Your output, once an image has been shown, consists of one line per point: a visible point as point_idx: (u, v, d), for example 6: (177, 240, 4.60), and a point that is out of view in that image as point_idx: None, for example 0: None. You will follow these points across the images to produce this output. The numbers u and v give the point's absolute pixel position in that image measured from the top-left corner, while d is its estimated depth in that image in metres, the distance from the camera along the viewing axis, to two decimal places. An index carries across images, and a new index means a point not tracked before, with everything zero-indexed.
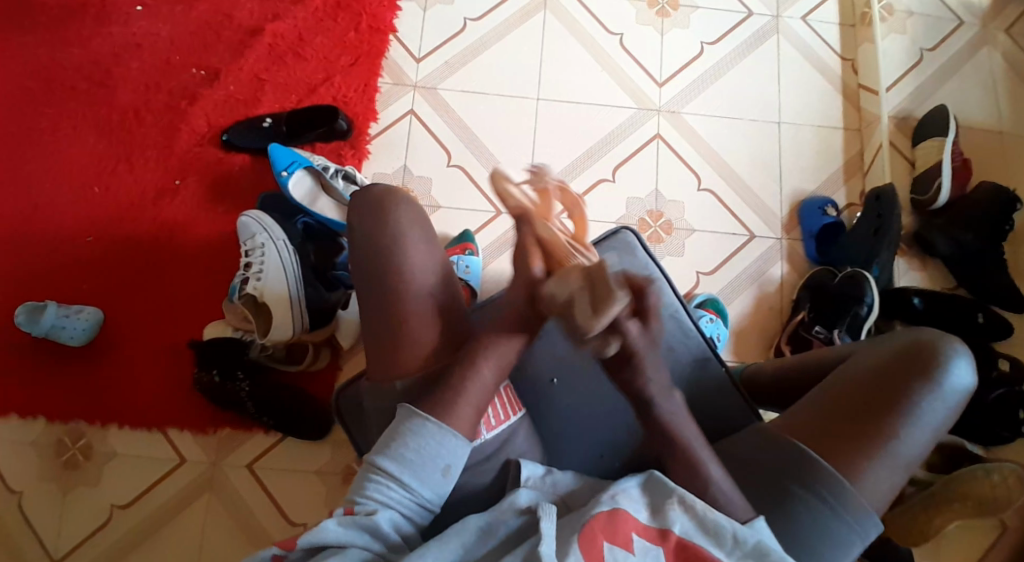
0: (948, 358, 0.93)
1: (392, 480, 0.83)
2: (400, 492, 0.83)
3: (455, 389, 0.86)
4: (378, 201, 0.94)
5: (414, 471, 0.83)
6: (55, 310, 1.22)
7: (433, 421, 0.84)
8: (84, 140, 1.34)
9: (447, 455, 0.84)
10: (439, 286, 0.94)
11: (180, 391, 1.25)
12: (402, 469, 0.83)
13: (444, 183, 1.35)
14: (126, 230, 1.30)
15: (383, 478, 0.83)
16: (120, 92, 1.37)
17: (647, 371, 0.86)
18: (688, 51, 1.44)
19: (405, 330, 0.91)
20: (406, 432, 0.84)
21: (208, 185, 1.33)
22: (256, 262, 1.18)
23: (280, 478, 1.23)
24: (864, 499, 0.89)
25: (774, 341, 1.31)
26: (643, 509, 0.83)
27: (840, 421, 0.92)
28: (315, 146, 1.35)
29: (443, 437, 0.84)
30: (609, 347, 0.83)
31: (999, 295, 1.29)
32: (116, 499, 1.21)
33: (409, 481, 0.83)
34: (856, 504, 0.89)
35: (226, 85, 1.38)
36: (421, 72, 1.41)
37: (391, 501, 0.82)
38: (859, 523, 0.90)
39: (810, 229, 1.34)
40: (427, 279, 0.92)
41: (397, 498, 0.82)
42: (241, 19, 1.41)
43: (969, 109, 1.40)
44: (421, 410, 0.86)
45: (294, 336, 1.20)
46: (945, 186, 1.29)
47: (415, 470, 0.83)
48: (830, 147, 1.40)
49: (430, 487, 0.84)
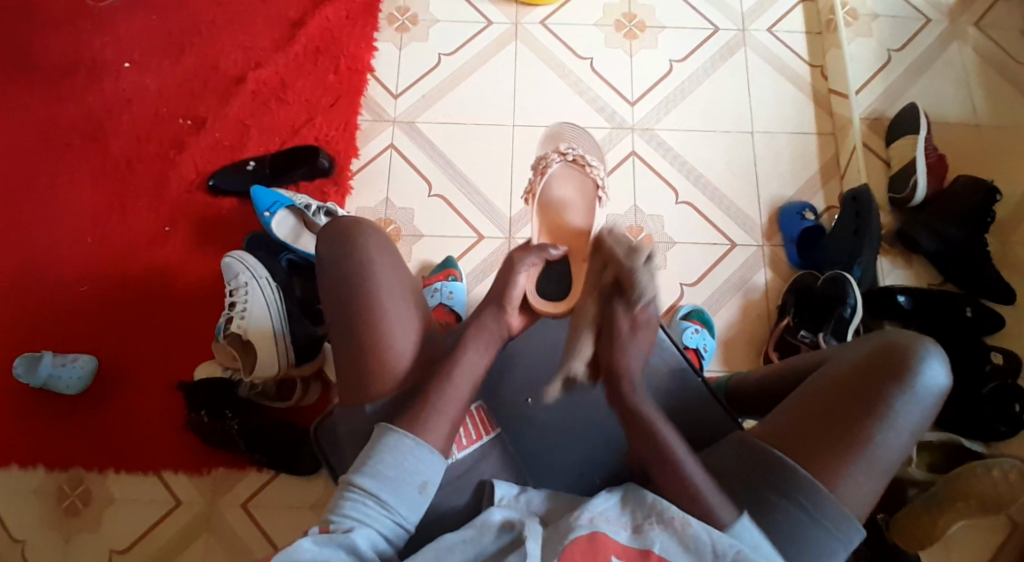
0: (922, 357, 0.91)
1: (369, 498, 0.84)
2: (378, 511, 0.84)
3: (433, 405, 0.89)
4: (347, 226, 0.96)
5: (392, 488, 0.85)
6: (51, 359, 1.25)
7: (409, 436, 0.87)
8: (77, 193, 1.39)
9: (425, 471, 0.86)
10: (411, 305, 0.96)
11: (176, 433, 1.27)
12: (380, 486, 0.84)
13: (426, 212, 1.37)
14: (119, 278, 1.34)
15: (360, 496, 0.84)
16: (112, 145, 1.42)
17: (627, 356, 0.93)
18: (658, 69, 1.46)
19: (384, 345, 0.92)
20: (384, 449, 0.86)
21: (196, 230, 1.36)
22: (240, 301, 1.21)
23: (275, 515, 1.24)
24: (843, 506, 0.87)
25: (763, 347, 1.30)
26: (622, 530, 0.82)
27: (818, 428, 0.90)
28: (299, 185, 1.38)
29: (421, 452, 0.86)
30: (636, 300, 0.92)
31: (986, 289, 1.28)
32: (116, 543, 1.22)
33: (387, 498, 0.84)
34: (837, 512, 0.87)
35: (212, 131, 1.42)
36: (399, 106, 1.45)
37: (368, 519, 0.83)
38: (841, 530, 0.88)
39: (791, 234, 1.35)
40: (394, 303, 0.94)
41: (375, 516, 0.84)
42: (224, 68, 1.46)
43: (941, 105, 1.42)
44: (397, 427, 0.88)
45: (280, 371, 1.22)
46: (921, 182, 1.30)
47: (392, 486, 0.85)
48: (805, 153, 1.41)
49: (406, 506, 0.85)
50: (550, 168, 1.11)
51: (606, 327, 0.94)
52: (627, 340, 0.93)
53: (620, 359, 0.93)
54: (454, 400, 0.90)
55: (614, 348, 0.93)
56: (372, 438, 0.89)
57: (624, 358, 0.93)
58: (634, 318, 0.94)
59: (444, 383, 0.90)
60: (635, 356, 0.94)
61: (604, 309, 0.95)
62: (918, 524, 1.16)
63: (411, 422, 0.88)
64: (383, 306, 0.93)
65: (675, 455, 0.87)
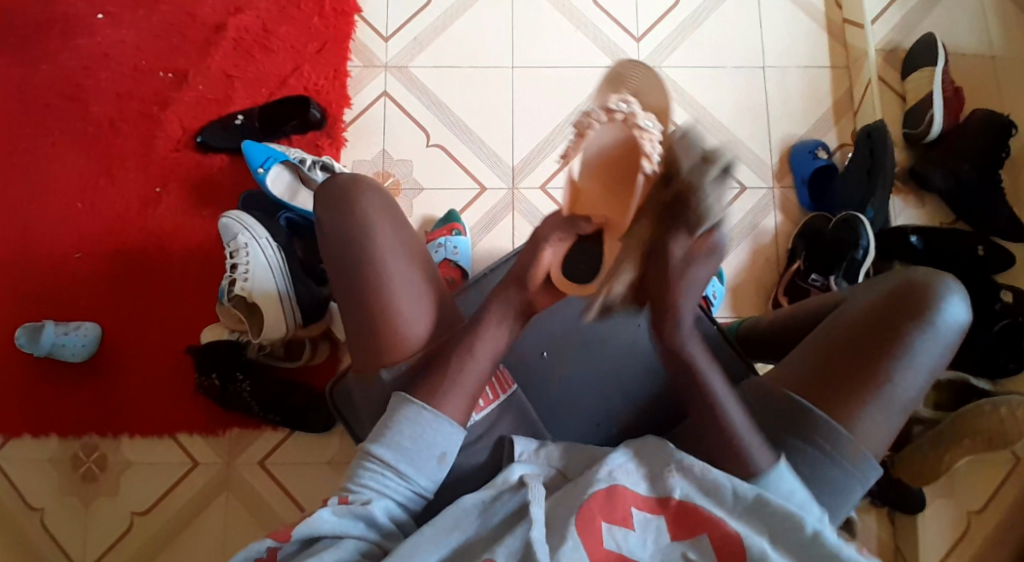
0: (940, 294, 0.87)
1: (387, 468, 0.82)
2: (396, 481, 0.82)
3: (449, 364, 0.85)
4: (345, 188, 0.92)
5: (410, 459, 0.82)
6: (53, 327, 1.23)
7: (428, 409, 0.83)
8: (63, 155, 1.33)
9: (443, 442, 0.83)
10: (418, 267, 0.93)
11: (186, 397, 1.26)
12: (398, 457, 0.82)
13: (425, 163, 1.33)
14: (114, 243, 1.30)
15: (379, 467, 0.82)
16: (93, 102, 1.35)
17: (679, 291, 0.76)
18: (665, 1, 1.39)
19: (391, 311, 0.89)
20: (402, 419, 0.83)
21: (190, 190, 1.32)
22: (242, 263, 1.18)
23: (293, 471, 1.25)
24: (862, 446, 0.85)
25: (772, 291, 1.28)
26: (640, 481, 0.81)
27: (831, 369, 0.87)
28: (291, 139, 1.33)
29: (440, 425, 0.83)
30: (701, 226, 0.73)
31: (1000, 227, 1.25)
32: (137, 504, 1.23)
33: (404, 468, 0.82)
34: (855, 449, 0.84)
35: (196, 85, 1.36)
36: (391, 51, 1.38)
37: (386, 489, 0.81)
38: (859, 469, 0.85)
39: (802, 174, 1.31)
40: (397, 267, 0.90)
41: (393, 486, 0.81)
42: (202, 16, 1.39)
43: (959, 34, 1.36)
44: (414, 397, 0.84)
45: (288, 332, 1.21)
46: (938, 116, 1.26)
47: (410, 458, 0.82)
48: (817, 89, 1.36)
49: (426, 476, 0.83)
50: (589, 131, 0.78)
51: (654, 253, 0.75)
52: (687, 271, 0.75)
53: (671, 298, 0.76)
54: (477, 368, 0.86)
55: (666, 279, 0.75)
56: (388, 406, 0.86)
57: (677, 295, 0.76)
58: (698, 243, 0.74)
59: (457, 346, 0.87)
60: (689, 292, 0.77)
61: (658, 231, 0.74)
62: (920, 461, 1.18)
63: (428, 394, 0.84)
64: (388, 271, 0.89)
65: (710, 383, 0.82)
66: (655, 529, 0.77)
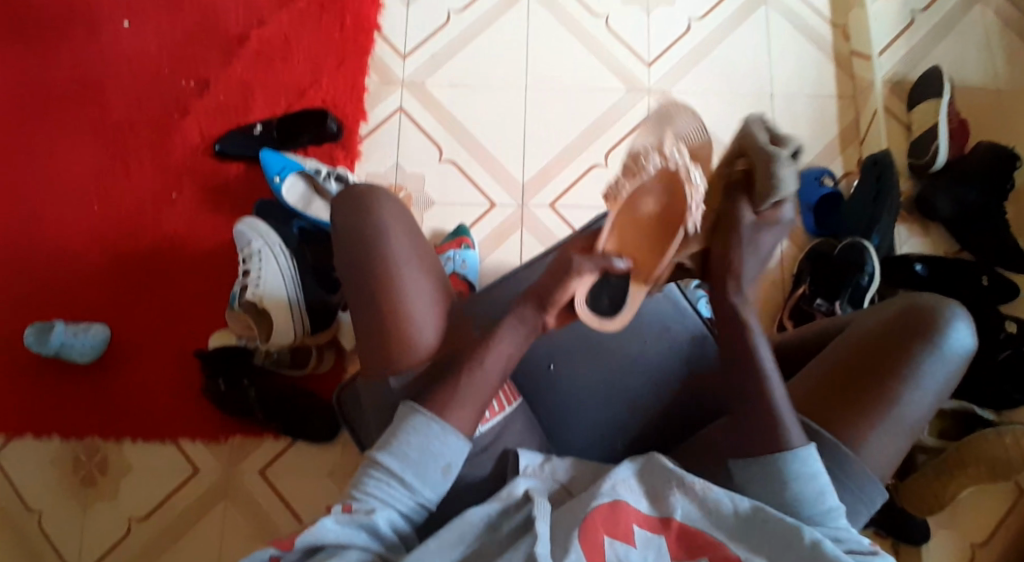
0: (947, 319, 0.88)
1: (393, 478, 0.81)
2: (401, 491, 0.81)
3: (455, 367, 0.86)
4: (360, 191, 0.93)
5: (416, 470, 0.81)
6: (63, 327, 1.23)
7: (436, 421, 0.82)
8: (82, 158, 1.36)
9: (449, 455, 0.82)
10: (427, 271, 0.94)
11: (191, 402, 1.26)
12: (405, 468, 0.81)
13: (437, 178, 1.35)
14: (126, 247, 1.32)
15: (384, 476, 0.81)
16: (114, 107, 1.38)
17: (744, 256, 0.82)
18: (677, 27, 1.42)
19: (401, 312, 0.90)
20: (410, 430, 0.82)
21: (204, 197, 1.34)
22: (254, 270, 1.20)
23: (293, 481, 1.24)
24: (866, 466, 0.85)
25: (778, 314, 1.30)
26: (642, 499, 0.81)
27: (837, 390, 0.87)
28: (307, 150, 1.35)
29: (447, 438, 0.82)
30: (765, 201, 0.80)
31: (1003, 258, 1.27)
32: (135, 510, 1.23)
33: (410, 479, 0.81)
34: (861, 471, 0.84)
35: (216, 94, 1.38)
36: (407, 68, 1.41)
37: (390, 500, 0.80)
38: (864, 490, 0.85)
39: (809, 199, 1.32)
40: (409, 270, 0.91)
41: (397, 497, 0.81)
42: (226, 27, 1.42)
43: (963, 69, 1.39)
44: (423, 408, 0.84)
45: (297, 338, 1.22)
46: (943, 148, 1.28)
47: (416, 469, 0.81)
48: (825, 116, 1.38)
49: (430, 489, 0.82)
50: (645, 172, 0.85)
51: (723, 221, 0.82)
52: (751, 235, 0.82)
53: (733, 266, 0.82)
54: (486, 378, 0.86)
55: (728, 254, 0.82)
56: (396, 416, 0.86)
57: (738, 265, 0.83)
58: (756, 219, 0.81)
59: (466, 351, 0.87)
60: (751, 258, 0.83)
61: (727, 201, 0.82)
62: (929, 490, 1.17)
63: (435, 399, 0.84)
64: (400, 273, 0.90)
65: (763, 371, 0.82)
66: (656, 548, 0.77)
